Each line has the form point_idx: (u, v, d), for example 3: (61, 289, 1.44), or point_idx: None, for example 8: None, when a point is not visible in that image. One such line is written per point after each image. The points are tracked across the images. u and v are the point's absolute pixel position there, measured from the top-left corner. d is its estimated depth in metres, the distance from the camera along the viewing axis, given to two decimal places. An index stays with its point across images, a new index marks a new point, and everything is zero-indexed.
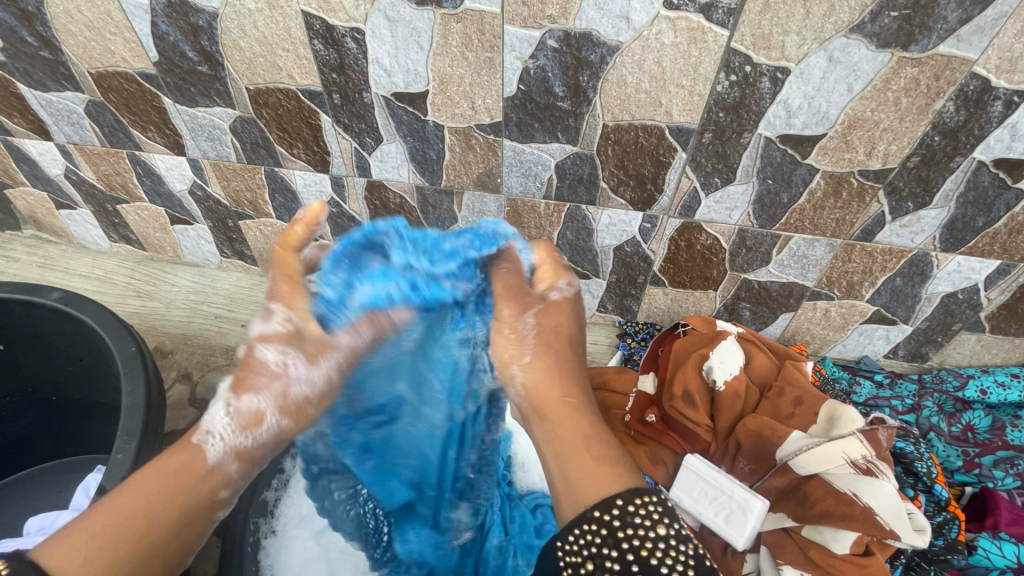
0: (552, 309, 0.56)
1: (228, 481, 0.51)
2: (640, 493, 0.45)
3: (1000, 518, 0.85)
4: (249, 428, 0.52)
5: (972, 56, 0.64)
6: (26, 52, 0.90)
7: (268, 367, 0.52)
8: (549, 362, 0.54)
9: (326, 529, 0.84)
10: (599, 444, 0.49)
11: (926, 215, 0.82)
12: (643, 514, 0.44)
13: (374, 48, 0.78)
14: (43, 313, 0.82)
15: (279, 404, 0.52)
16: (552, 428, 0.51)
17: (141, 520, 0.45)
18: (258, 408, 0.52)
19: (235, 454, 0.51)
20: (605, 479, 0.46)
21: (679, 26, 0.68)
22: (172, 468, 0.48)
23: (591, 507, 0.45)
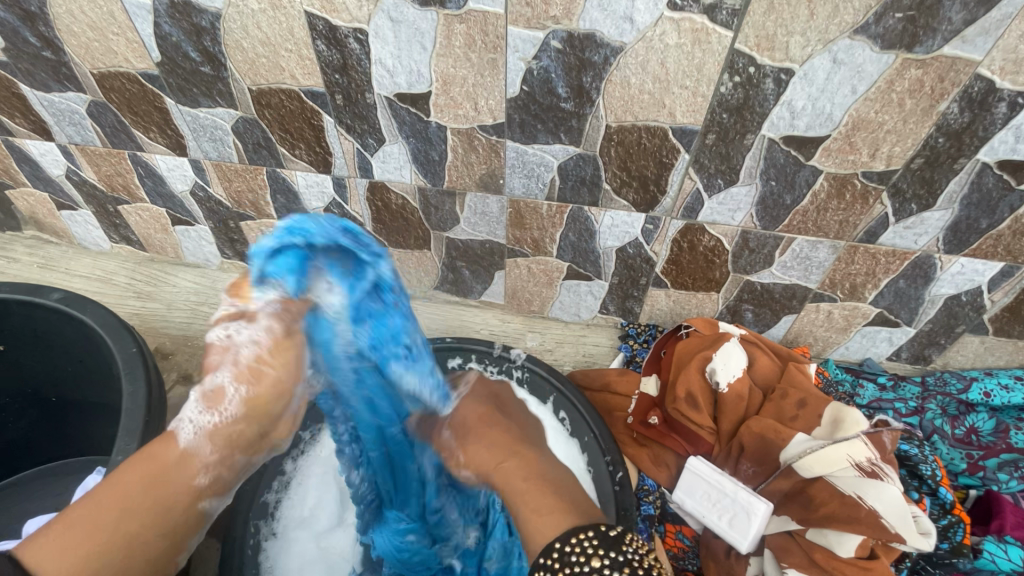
0: (464, 408, 0.65)
1: (206, 464, 0.56)
2: (578, 531, 0.50)
3: (1006, 521, 0.84)
4: (218, 409, 0.56)
5: (976, 57, 0.64)
6: (28, 53, 0.90)
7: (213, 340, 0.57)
8: (482, 442, 0.61)
9: (326, 532, 0.85)
10: (539, 496, 0.54)
11: (930, 217, 0.81)
12: (580, 550, 0.48)
13: (377, 49, 0.78)
14: (44, 314, 0.82)
15: (235, 373, 0.57)
16: (505, 490, 0.57)
17: (115, 512, 0.49)
18: (221, 384, 0.57)
19: (209, 436, 0.56)
20: (548, 525, 0.51)
21: (682, 27, 0.68)
22: (152, 458, 0.54)
23: (538, 555, 0.50)
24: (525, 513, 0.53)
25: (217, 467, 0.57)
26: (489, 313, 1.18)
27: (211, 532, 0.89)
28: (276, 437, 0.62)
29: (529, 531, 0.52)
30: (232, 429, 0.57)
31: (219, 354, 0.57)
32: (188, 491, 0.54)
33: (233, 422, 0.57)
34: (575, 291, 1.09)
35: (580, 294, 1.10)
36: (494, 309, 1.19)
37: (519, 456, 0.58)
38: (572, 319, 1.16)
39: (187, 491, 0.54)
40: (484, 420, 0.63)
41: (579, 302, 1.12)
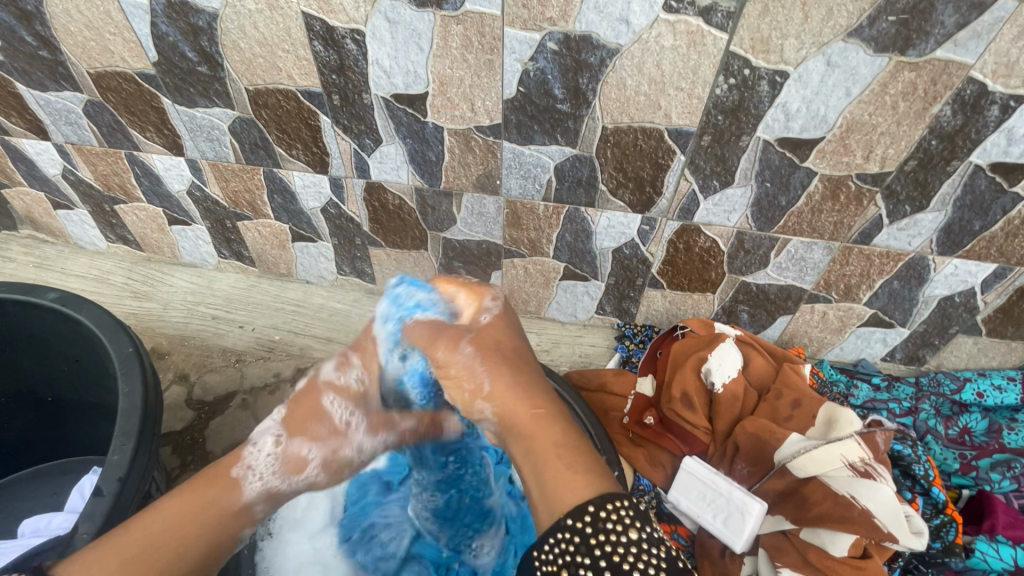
0: (486, 334, 0.59)
1: (255, 520, 0.62)
2: (610, 498, 0.47)
3: (998, 521, 0.85)
4: (289, 477, 0.65)
5: (969, 60, 0.64)
6: (24, 52, 0.90)
7: (331, 419, 0.68)
8: (507, 381, 0.55)
9: (320, 532, 0.83)
10: (571, 453, 0.50)
11: (923, 219, 0.82)
12: (615, 520, 0.46)
13: (374, 50, 0.78)
14: (39, 313, 0.81)
15: (324, 458, 0.67)
16: (530, 442, 0.51)
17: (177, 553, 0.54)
18: (303, 454, 0.66)
19: (269, 497, 0.63)
20: (576, 487, 0.48)
21: (678, 29, 0.68)
22: (214, 505, 0.58)
23: (565, 516, 0.46)
24: (553, 470, 0.49)
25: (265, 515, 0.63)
26: None
27: None
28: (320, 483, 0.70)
29: (555, 489, 0.48)
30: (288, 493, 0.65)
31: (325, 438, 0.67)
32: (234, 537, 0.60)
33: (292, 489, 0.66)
34: (571, 291, 1.10)
35: (577, 294, 1.10)
36: None
37: (543, 408, 0.53)
38: (569, 319, 1.16)
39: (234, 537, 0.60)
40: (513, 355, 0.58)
41: (576, 303, 1.12)
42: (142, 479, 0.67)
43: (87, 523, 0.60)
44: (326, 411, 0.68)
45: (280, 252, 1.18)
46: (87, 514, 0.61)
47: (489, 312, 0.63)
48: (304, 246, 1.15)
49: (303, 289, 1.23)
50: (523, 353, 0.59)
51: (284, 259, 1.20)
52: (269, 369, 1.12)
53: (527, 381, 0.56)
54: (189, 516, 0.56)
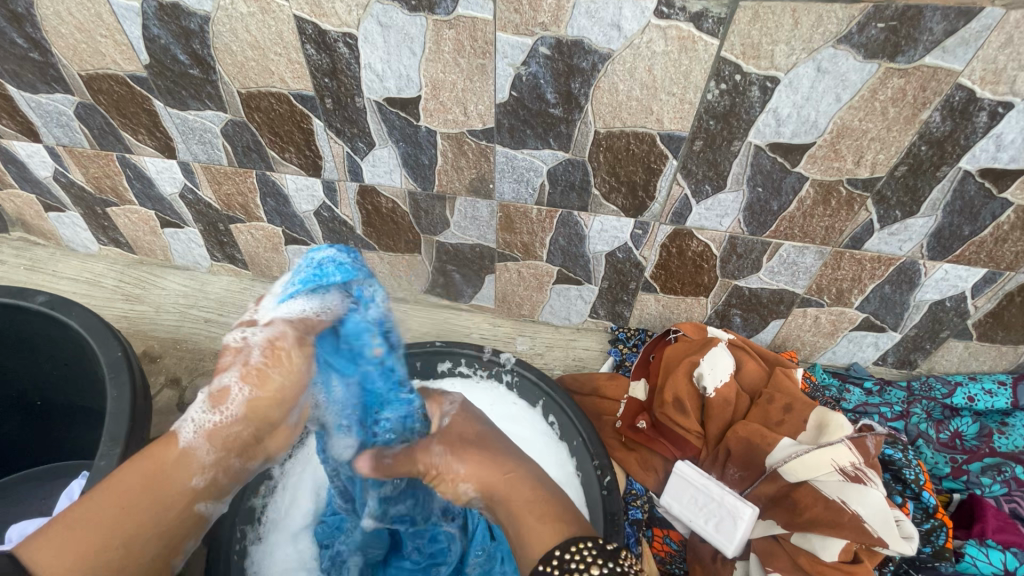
0: (452, 430, 0.66)
1: (203, 465, 0.54)
2: (576, 540, 0.53)
3: (988, 525, 0.85)
4: (222, 410, 0.55)
5: (957, 67, 0.65)
6: (15, 54, 0.89)
7: (228, 343, 0.56)
8: (478, 458, 0.62)
9: (302, 532, 0.84)
10: (540, 504, 0.58)
11: (914, 224, 0.82)
12: (578, 558, 0.52)
13: (367, 54, 0.78)
14: (28, 317, 0.81)
15: (242, 374, 0.55)
16: (508, 504, 0.59)
17: (116, 509, 0.50)
18: (226, 384, 0.55)
19: (207, 437, 0.54)
20: (546, 534, 0.55)
21: (670, 34, 0.68)
22: (154, 460, 0.53)
23: (537, 564, 0.53)
24: (527, 519, 0.57)
25: (214, 469, 0.56)
26: (479, 318, 1.19)
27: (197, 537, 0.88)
28: (272, 447, 0.60)
29: (529, 537, 0.55)
30: (231, 431, 0.55)
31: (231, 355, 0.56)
32: (184, 493, 0.54)
33: (233, 424, 0.55)
34: (564, 295, 1.10)
35: (570, 298, 1.10)
36: (485, 313, 1.19)
37: (514, 470, 0.61)
38: (563, 323, 1.16)
39: (183, 493, 0.54)
40: (477, 434, 0.65)
41: (569, 306, 1.12)
42: None
43: None
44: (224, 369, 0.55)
45: (273, 255, 1.18)
46: None
47: (449, 411, 0.69)
48: (297, 250, 1.15)
49: None
50: (489, 434, 0.66)
51: (278, 262, 1.19)
52: None
53: (496, 452, 0.63)
54: (138, 487, 0.51)
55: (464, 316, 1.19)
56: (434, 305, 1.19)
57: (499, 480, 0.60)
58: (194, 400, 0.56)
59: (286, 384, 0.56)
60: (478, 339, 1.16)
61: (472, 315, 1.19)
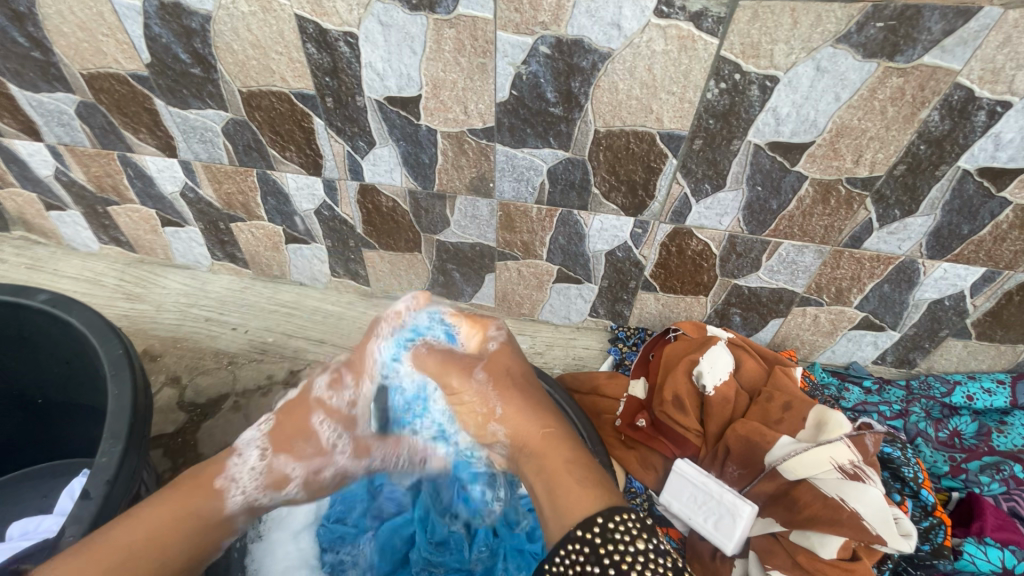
0: (497, 360, 0.70)
1: (235, 526, 0.67)
2: (617, 511, 0.52)
3: (987, 524, 0.85)
4: (272, 493, 0.71)
5: (956, 67, 0.65)
6: (17, 53, 0.89)
7: (320, 440, 0.74)
8: (520, 406, 0.65)
9: (303, 530, 0.83)
10: (580, 469, 0.58)
11: (913, 223, 0.83)
12: (622, 529, 0.50)
13: (368, 53, 0.78)
14: (29, 314, 0.81)
15: (307, 475, 0.73)
16: (546, 461, 0.59)
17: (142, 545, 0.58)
18: (287, 470, 0.72)
19: (252, 508, 0.69)
20: (584, 501, 0.53)
21: (669, 34, 0.68)
22: (196, 504, 0.64)
23: (574, 528, 0.51)
24: (562, 493, 0.55)
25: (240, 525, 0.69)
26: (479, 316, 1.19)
27: None
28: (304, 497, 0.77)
29: (565, 505, 0.54)
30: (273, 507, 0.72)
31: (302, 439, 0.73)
32: (217, 527, 0.65)
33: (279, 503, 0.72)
34: (564, 294, 1.10)
35: (570, 297, 1.10)
36: (485, 312, 1.19)
37: (552, 426, 0.63)
38: (563, 322, 1.17)
39: (217, 527, 0.65)
40: (519, 377, 0.69)
41: (569, 305, 1.12)
42: (130, 481, 0.67)
43: (75, 527, 0.60)
44: (314, 431, 0.74)
45: (274, 254, 1.18)
46: (74, 517, 0.61)
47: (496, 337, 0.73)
48: (297, 249, 1.15)
49: (298, 291, 1.23)
50: (523, 380, 0.69)
51: (278, 261, 1.20)
52: (262, 371, 1.12)
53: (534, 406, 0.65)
54: (169, 524, 0.61)
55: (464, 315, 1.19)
56: None
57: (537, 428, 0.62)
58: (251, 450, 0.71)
59: (337, 481, 0.77)
60: None
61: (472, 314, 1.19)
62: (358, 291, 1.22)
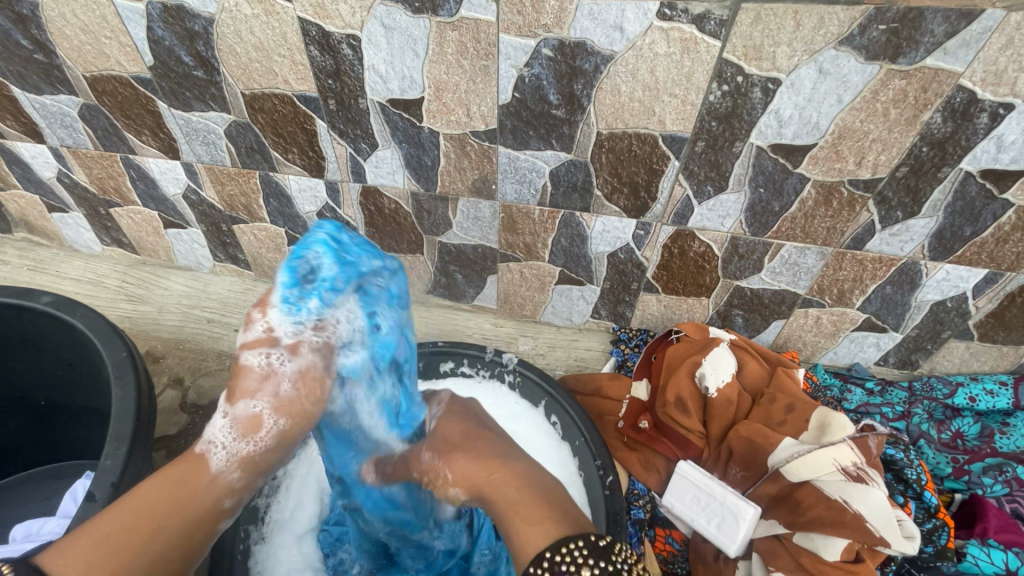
0: (442, 435, 0.65)
1: (233, 489, 0.56)
2: (566, 541, 0.50)
3: (989, 525, 0.85)
4: (254, 439, 0.56)
5: (958, 69, 0.65)
6: (20, 56, 0.90)
7: (254, 368, 0.57)
8: (468, 459, 0.60)
9: (306, 534, 0.84)
10: (528, 506, 0.54)
11: (915, 224, 0.83)
12: (569, 560, 0.49)
13: (370, 55, 0.78)
14: (32, 317, 0.81)
15: (274, 405, 0.57)
16: (504, 505, 0.55)
17: (134, 526, 0.50)
18: (256, 411, 0.57)
19: (241, 462, 0.56)
20: (536, 536, 0.51)
21: (672, 36, 0.69)
22: (179, 476, 0.54)
23: (527, 566, 0.50)
24: (515, 524, 0.53)
25: (242, 489, 0.58)
26: (481, 318, 1.19)
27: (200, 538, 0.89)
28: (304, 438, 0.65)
29: (519, 540, 0.52)
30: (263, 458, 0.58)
31: (258, 381, 0.57)
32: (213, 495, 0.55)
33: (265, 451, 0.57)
34: (566, 296, 1.10)
35: (572, 298, 1.11)
36: (487, 313, 1.19)
37: (499, 470, 0.58)
38: (565, 323, 1.17)
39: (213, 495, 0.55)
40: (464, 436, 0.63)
41: (571, 307, 1.12)
42: (135, 483, 0.67)
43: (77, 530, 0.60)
44: (249, 366, 0.57)
45: (276, 256, 1.18)
46: (79, 519, 0.61)
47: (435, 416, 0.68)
48: None
49: None
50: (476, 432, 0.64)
51: (280, 262, 1.20)
52: None
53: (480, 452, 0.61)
54: (159, 499, 0.52)
55: (466, 317, 1.19)
56: (436, 305, 1.19)
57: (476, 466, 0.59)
58: (217, 419, 0.57)
59: (309, 390, 0.58)
60: (480, 339, 1.16)
61: (474, 316, 1.19)
62: None
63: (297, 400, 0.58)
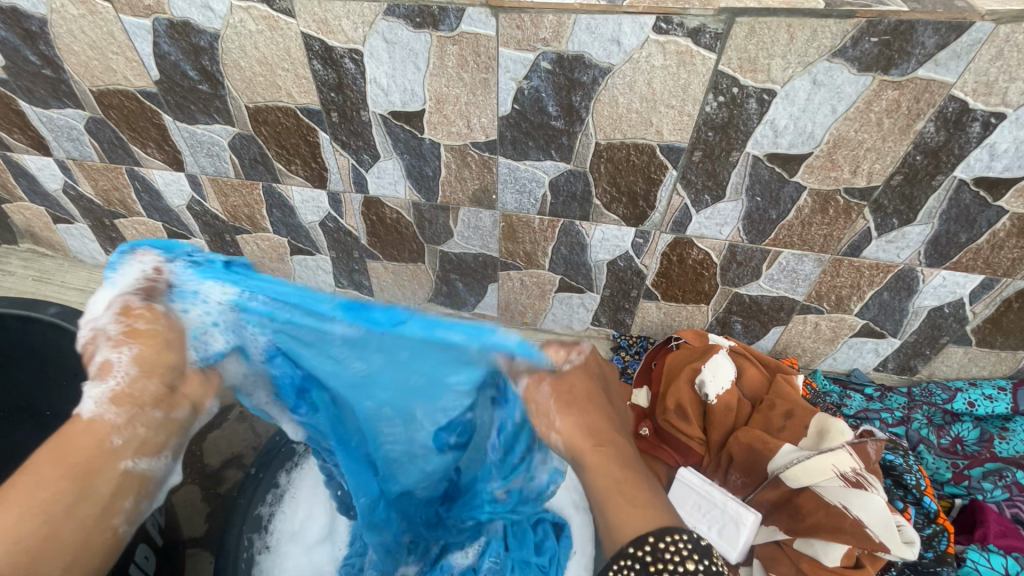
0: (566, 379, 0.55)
1: (116, 425, 0.47)
2: (670, 530, 0.46)
3: (990, 530, 0.86)
4: (114, 375, 0.48)
5: (949, 80, 0.66)
6: (28, 71, 0.91)
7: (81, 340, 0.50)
8: (579, 418, 0.53)
9: (316, 545, 0.82)
10: (631, 485, 0.49)
11: (911, 231, 0.84)
12: (672, 549, 0.45)
13: (372, 69, 0.80)
14: (39, 328, 0.82)
15: (113, 342, 0.49)
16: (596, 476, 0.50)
17: (15, 490, 0.42)
18: (108, 356, 0.49)
19: (113, 401, 0.47)
20: (637, 519, 0.47)
21: (668, 49, 0.70)
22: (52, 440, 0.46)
23: (625, 544, 0.46)
24: (614, 506, 0.48)
25: (132, 426, 0.48)
26: None
27: (202, 547, 0.91)
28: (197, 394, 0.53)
29: (617, 519, 0.47)
30: (138, 388, 0.49)
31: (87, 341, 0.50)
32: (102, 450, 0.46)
33: (136, 382, 0.49)
34: (567, 303, 1.11)
35: (572, 306, 1.11)
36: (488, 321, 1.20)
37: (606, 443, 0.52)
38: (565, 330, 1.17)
39: (101, 449, 0.46)
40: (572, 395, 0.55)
41: (572, 314, 1.13)
42: None
43: None
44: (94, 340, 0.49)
45: (279, 265, 1.19)
46: None
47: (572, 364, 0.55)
48: (302, 260, 1.17)
49: None
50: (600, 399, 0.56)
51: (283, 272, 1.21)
52: None
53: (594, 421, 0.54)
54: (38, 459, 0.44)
55: None
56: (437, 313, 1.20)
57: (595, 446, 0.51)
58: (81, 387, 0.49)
59: (155, 330, 0.50)
60: None
61: None
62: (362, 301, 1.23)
63: (137, 326, 0.50)
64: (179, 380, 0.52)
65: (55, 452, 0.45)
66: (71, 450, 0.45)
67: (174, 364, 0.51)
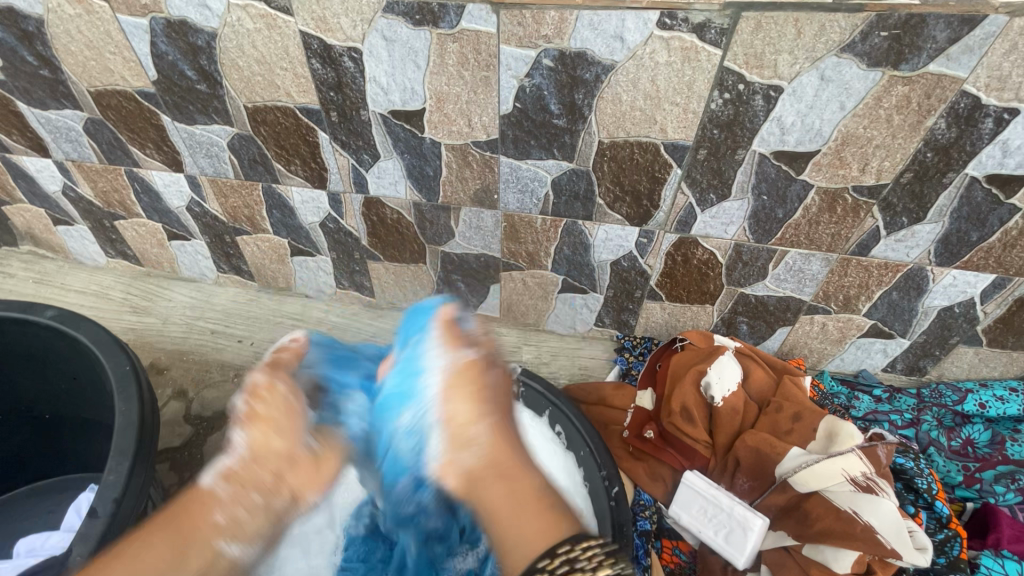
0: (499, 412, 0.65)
1: (220, 500, 0.60)
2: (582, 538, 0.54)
3: (1003, 535, 0.84)
4: (235, 453, 0.64)
5: (961, 75, 0.65)
6: (25, 72, 0.90)
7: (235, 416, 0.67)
8: (500, 439, 0.63)
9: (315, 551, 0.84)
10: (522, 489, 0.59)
11: (921, 230, 0.82)
12: (587, 556, 0.52)
13: (371, 67, 0.78)
14: (36, 331, 0.81)
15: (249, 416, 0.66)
16: (490, 484, 0.60)
17: (150, 540, 0.56)
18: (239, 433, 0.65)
19: (228, 479, 0.62)
20: (536, 530, 0.55)
21: (672, 45, 0.68)
22: (184, 499, 0.60)
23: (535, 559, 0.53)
24: (515, 518, 0.56)
25: (233, 505, 0.60)
26: None
27: None
28: (298, 484, 0.64)
29: (518, 535, 0.56)
30: (247, 470, 0.62)
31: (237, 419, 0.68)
32: (207, 527, 0.58)
33: (247, 465, 0.63)
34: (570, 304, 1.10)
35: (575, 307, 1.10)
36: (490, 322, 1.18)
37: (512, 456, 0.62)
38: (568, 331, 1.16)
39: (207, 527, 0.58)
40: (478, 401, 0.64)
41: (575, 315, 1.12)
42: (137, 498, 0.68)
43: (80, 547, 0.61)
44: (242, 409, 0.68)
45: (279, 267, 1.18)
46: (81, 535, 0.62)
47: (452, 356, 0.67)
48: (303, 261, 1.16)
49: (303, 303, 1.23)
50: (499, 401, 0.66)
51: (284, 273, 1.20)
52: None
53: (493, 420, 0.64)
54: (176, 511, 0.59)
55: None
56: None
57: (482, 432, 0.63)
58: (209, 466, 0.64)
59: (276, 409, 0.67)
60: None
61: None
62: (363, 302, 1.22)
63: (260, 409, 0.66)
64: (288, 470, 0.64)
65: (175, 523, 0.58)
66: (189, 517, 0.58)
67: (280, 451, 0.64)
